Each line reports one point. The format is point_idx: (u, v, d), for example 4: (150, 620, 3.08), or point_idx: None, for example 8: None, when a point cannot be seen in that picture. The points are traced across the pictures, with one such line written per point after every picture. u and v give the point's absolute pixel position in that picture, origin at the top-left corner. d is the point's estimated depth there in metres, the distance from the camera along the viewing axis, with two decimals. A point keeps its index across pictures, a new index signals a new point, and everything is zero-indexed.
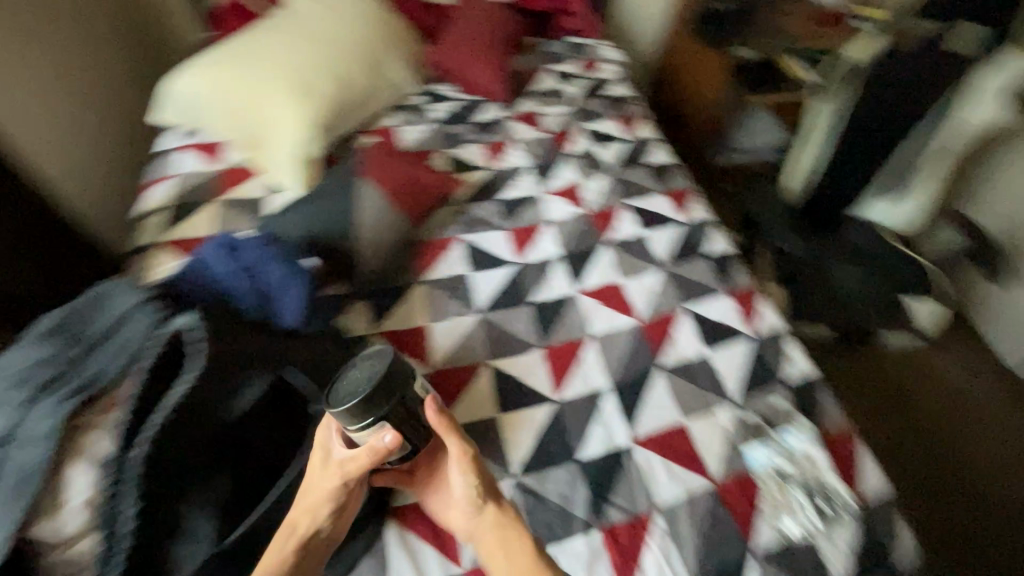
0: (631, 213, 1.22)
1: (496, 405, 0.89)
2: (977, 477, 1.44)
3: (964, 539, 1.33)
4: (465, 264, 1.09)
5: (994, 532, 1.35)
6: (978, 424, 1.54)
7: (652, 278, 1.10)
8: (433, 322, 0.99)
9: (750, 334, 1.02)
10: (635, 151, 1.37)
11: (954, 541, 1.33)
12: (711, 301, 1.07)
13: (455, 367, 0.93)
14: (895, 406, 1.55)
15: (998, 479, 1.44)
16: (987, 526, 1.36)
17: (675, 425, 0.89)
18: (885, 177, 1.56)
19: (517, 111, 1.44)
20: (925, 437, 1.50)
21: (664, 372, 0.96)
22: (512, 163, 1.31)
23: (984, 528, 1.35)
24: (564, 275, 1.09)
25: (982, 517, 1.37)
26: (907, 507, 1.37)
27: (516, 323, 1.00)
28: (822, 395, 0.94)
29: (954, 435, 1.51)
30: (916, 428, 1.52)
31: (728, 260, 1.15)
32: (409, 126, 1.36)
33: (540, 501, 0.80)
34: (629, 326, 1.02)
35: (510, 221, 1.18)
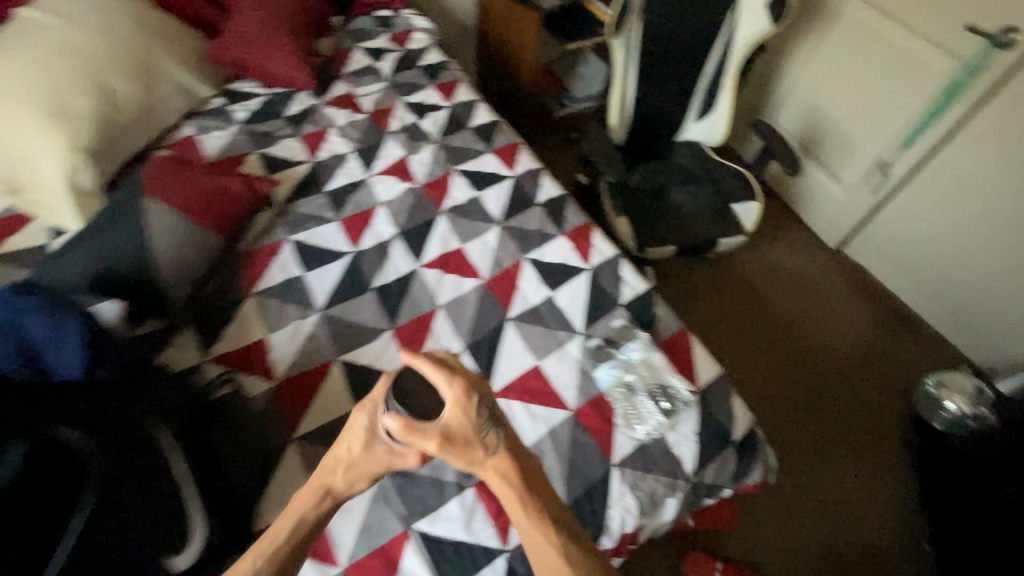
0: (463, 177, 1.23)
1: (352, 398, 0.87)
2: (790, 346, 1.77)
3: (787, 401, 1.65)
4: (298, 264, 1.03)
5: (807, 387, 1.68)
6: (786, 301, 1.87)
7: (492, 236, 1.12)
8: (270, 333, 0.93)
9: (588, 267, 1.08)
10: (458, 116, 1.37)
11: (780, 405, 1.64)
12: (548, 245, 1.11)
13: (304, 373, 0.89)
14: (722, 306, 1.82)
15: (806, 343, 1.78)
16: (802, 384, 1.68)
17: (531, 369, 0.93)
18: (695, 99, 1.73)
19: (330, 97, 1.38)
20: (749, 326, 1.79)
21: (514, 323, 0.99)
22: (333, 151, 1.26)
23: (800, 387, 1.68)
24: (403, 252, 1.08)
25: (797, 378, 1.70)
26: (744, 389, 1.66)
27: (361, 312, 0.98)
28: (656, 306, 1.03)
29: (770, 317, 1.82)
30: (741, 320, 1.80)
31: (559, 203, 1.20)
32: (210, 133, 1.24)
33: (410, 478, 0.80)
34: (476, 287, 1.04)
35: (340, 212, 1.14)
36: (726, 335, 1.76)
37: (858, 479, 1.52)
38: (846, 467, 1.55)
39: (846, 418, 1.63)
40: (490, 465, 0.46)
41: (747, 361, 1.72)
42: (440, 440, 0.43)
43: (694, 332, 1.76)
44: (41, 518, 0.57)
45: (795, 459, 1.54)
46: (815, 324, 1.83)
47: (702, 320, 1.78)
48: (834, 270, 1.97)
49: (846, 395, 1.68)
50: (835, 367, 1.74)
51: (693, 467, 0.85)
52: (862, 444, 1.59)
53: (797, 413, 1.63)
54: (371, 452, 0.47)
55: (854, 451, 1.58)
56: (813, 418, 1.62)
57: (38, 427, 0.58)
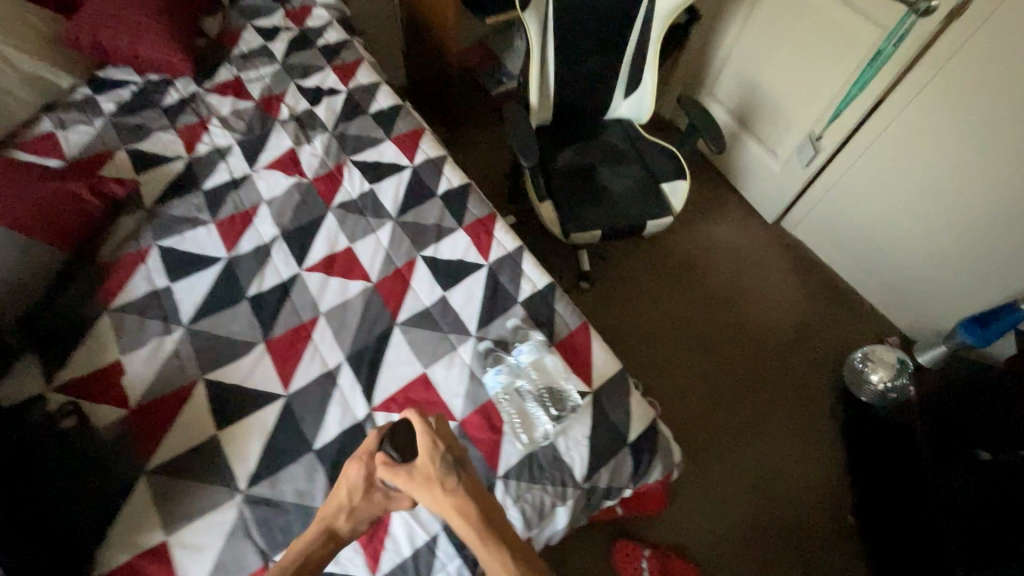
0: (356, 169, 1.14)
1: (215, 422, 0.80)
2: (701, 330, 1.70)
3: (698, 390, 1.58)
4: (164, 274, 0.94)
5: (718, 372, 1.62)
6: (695, 281, 1.79)
7: (385, 233, 1.04)
8: (125, 355, 0.85)
9: (486, 262, 1.02)
10: (356, 101, 1.27)
11: (691, 396, 1.57)
12: (445, 240, 1.04)
13: (162, 397, 0.81)
14: (630, 296, 1.73)
15: (716, 325, 1.71)
16: (712, 370, 1.62)
17: (417, 377, 0.87)
18: (622, 74, 1.66)
19: (214, 83, 1.26)
20: (659, 314, 1.71)
21: (403, 327, 0.92)
22: (214, 144, 1.15)
23: (711, 373, 1.62)
24: (285, 255, 0.99)
25: (708, 364, 1.63)
26: (654, 385, 1.58)
27: (233, 324, 0.90)
28: (557, 301, 0.98)
29: (679, 302, 1.74)
30: (649, 309, 1.72)
31: (461, 194, 1.12)
32: (72, 127, 1.12)
33: (273, 507, 0.74)
34: (363, 289, 0.96)
35: (216, 212, 1.04)
36: (635, 327, 1.68)
37: (777, 461, 1.48)
38: (761, 451, 1.50)
39: (758, 399, 1.58)
40: (446, 500, 0.57)
41: (657, 353, 1.64)
42: (413, 474, 0.60)
43: (603, 330, 1.67)
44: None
45: (709, 452, 1.48)
46: (725, 304, 1.76)
47: (631, 295, 1.72)
48: (746, 243, 1.90)
49: (759, 375, 1.63)
50: (745, 346, 1.68)
51: (583, 474, 0.82)
52: (781, 423, 1.55)
53: (709, 402, 1.56)
54: (370, 496, 0.63)
55: (772, 432, 1.53)
56: (725, 405, 1.57)
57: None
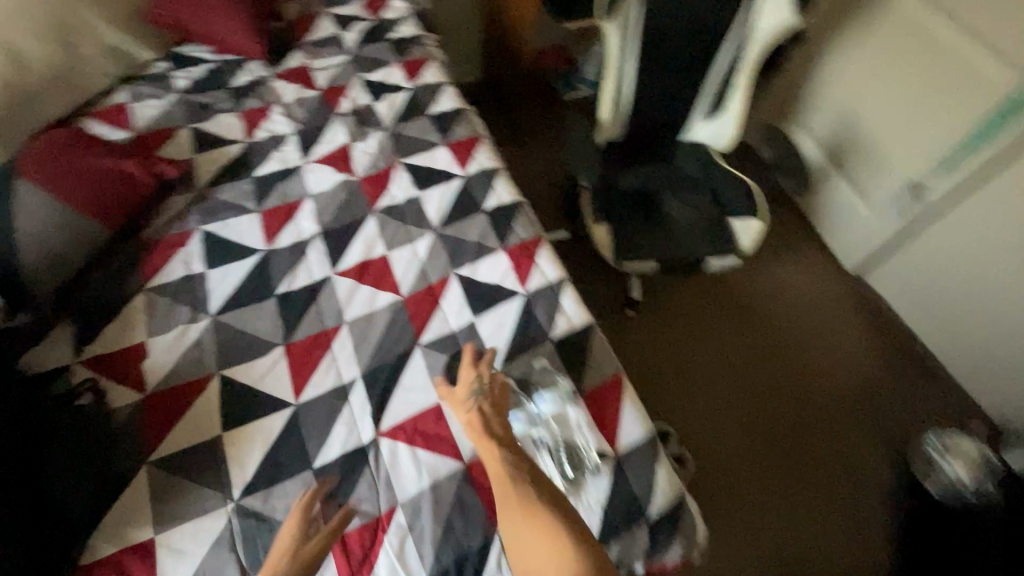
0: (406, 173, 1.10)
1: (221, 422, 0.79)
2: (740, 381, 1.52)
3: (727, 449, 1.42)
4: (202, 260, 0.94)
5: (754, 432, 1.44)
6: (741, 326, 1.62)
7: (423, 245, 1.00)
8: (150, 338, 0.85)
9: (523, 291, 0.95)
10: (417, 101, 1.23)
11: (719, 455, 1.40)
12: (483, 260, 0.99)
13: (177, 387, 0.81)
14: (665, 335, 1.58)
15: (758, 379, 1.53)
16: (749, 428, 1.44)
17: (430, 407, 0.82)
18: (704, 95, 1.54)
19: (283, 68, 1.25)
20: (695, 357, 1.55)
21: (424, 350, 0.88)
22: (272, 131, 1.15)
23: (746, 432, 1.44)
24: (320, 256, 0.97)
25: (743, 420, 1.46)
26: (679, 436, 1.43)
27: (257, 321, 0.88)
28: (592, 346, 0.90)
29: (720, 348, 1.58)
30: (685, 351, 1.56)
31: (509, 212, 1.06)
32: (145, 101, 1.15)
33: (261, 524, 0.71)
34: (390, 303, 0.92)
35: (262, 202, 1.03)
36: (667, 370, 1.53)
37: (826, 555, 1.28)
38: (789, 529, 1.32)
39: (796, 468, 1.40)
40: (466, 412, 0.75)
41: (686, 400, 1.49)
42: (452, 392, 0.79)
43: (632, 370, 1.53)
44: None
45: (732, 521, 1.31)
46: (774, 357, 1.57)
47: (675, 338, 1.58)
48: (806, 291, 1.71)
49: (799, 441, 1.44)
50: (791, 407, 1.49)
51: None
52: (836, 510, 1.34)
53: (739, 465, 1.39)
54: (310, 542, 0.65)
55: (824, 519, 1.33)
56: (758, 470, 1.39)
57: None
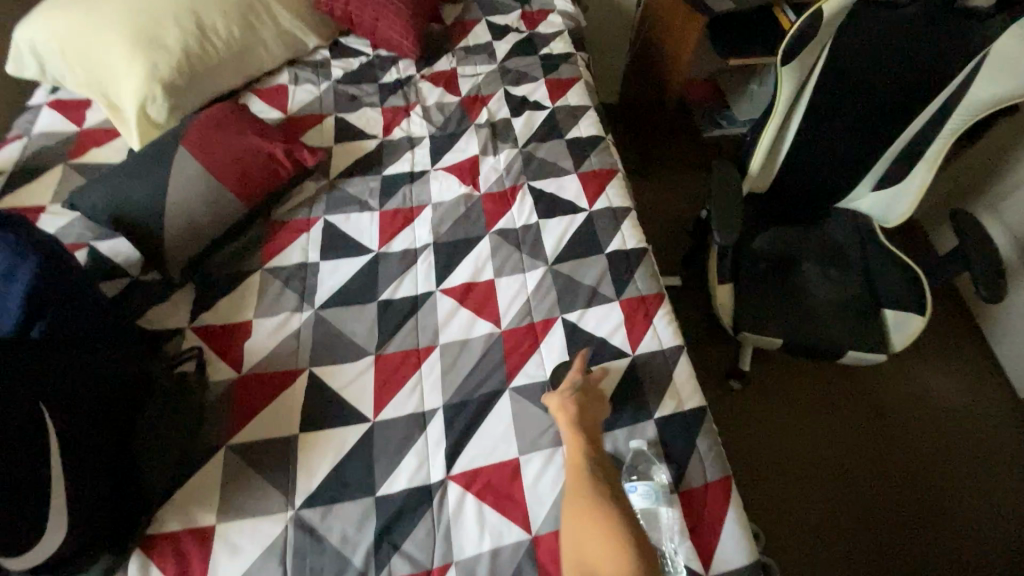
0: (530, 197, 1.04)
1: (301, 422, 0.77)
2: (870, 514, 1.23)
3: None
4: (319, 250, 0.95)
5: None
6: (882, 445, 1.32)
7: (533, 278, 0.93)
8: (257, 318, 0.86)
9: (632, 353, 0.85)
10: (556, 122, 1.17)
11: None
12: (594, 308, 0.89)
13: (269, 374, 0.81)
14: (783, 430, 1.33)
15: (893, 516, 1.23)
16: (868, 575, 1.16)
17: (507, 461, 0.75)
18: (878, 163, 1.28)
19: (431, 71, 1.25)
20: (813, 461, 1.30)
21: (513, 394, 0.81)
22: (408, 132, 1.14)
23: (851, 559, 1.17)
24: (428, 268, 0.94)
25: (864, 562, 1.17)
26: (775, 554, 1.18)
27: (356, 324, 0.87)
28: (700, 436, 0.78)
29: (850, 464, 1.29)
30: (806, 454, 1.30)
31: (632, 259, 0.96)
32: (302, 85, 1.21)
33: (314, 541, 0.68)
34: (487, 334, 0.87)
35: (384, 201, 1.03)
36: (779, 471, 1.28)
37: None
38: None
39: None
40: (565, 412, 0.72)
41: (789, 505, 1.24)
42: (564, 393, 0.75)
43: (735, 459, 1.30)
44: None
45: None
46: (919, 496, 1.26)
47: (780, 426, 1.34)
48: (969, 410, 1.37)
49: None
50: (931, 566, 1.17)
51: None
52: None
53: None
54: None
55: None
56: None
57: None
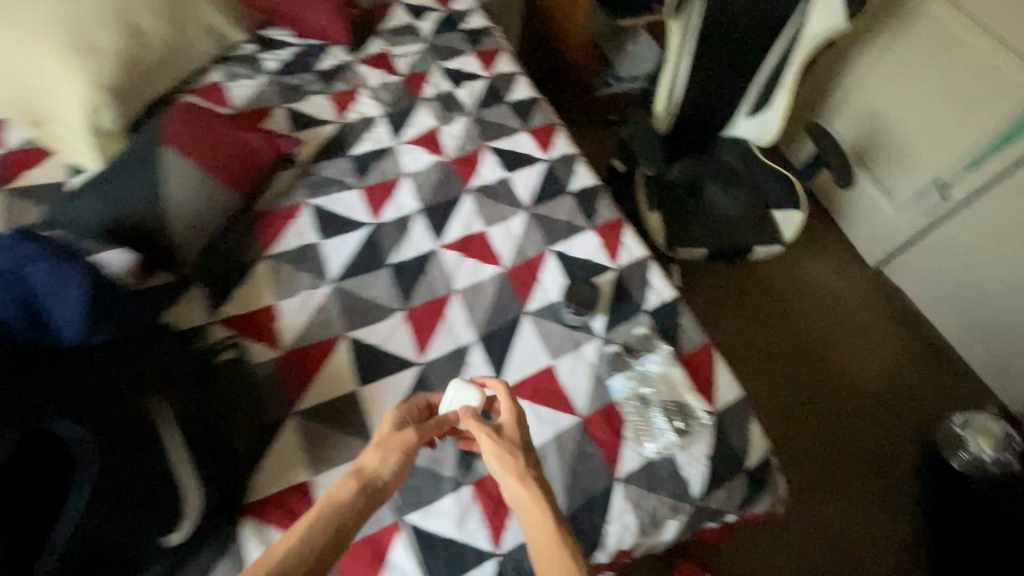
0: (494, 155, 1.16)
1: (355, 376, 0.85)
2: (820, 379, 1.65)
3: (811, 441, 1.54)
4: (315, 231, 1.00)
5: (834, 434, 1.56)
6: (825, 327, 1.74)
7: (517, 221, 1.07)
8: (279, 301, 0.90)
9: (614, 266, 1.03)
10: (495, 89, 1.29)
11: (805, 448, 1.53)
12: (576, 238, 1.05)
13: (308, 346, 0.87)
14: (751, 327, 1.71)
15: (841, 383, 1.64)
16: (828, 427, 1.56)
17: (544, 368, 0.89)
18: (750, 90, 1.61)
19: (364, 54, 1.31)
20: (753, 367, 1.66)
21: (532, 317, 0.95)
22: (362, 113, 1.20)
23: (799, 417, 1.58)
24: (424, 229, 1.03)
25: (818, 416, 1.58)
26: (772, 425, 1.56)
27: (374, 288, 0.94)
28: (682, 317, 0.98)
29: (801, 344, 1.70)
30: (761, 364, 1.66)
31: (592, 194, 1.14)
32: (238, 81, 1.20)
33: (406, 468, 0.77)
34: (494, 274, 0.99)
35: (362, 179, 1.09)
36: (757, 360, 1.66)
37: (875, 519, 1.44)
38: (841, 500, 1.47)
39: (866, 469, 1.51)
40: None
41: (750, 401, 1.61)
42: None
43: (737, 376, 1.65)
44: (25, 501, 0.56)
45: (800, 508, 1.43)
46: (860, 366, 1.69)
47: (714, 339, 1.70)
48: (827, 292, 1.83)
49: (836, 423, 1.58)
50: (869, 412, 1.61)
51: (700, 491, 0.81)
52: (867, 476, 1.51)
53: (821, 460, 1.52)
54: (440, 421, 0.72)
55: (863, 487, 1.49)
56: (829, 473, 1.50)
57: (34, 415, 0.58)
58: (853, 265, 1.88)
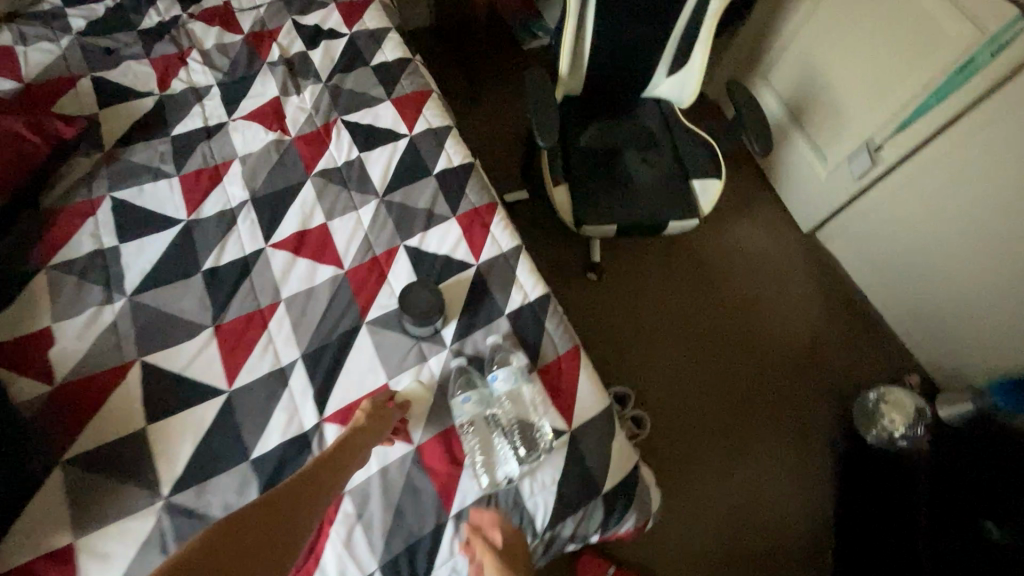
0: (347, 131, 1.00)
1: (144, 413, 0.72)
2: (704, 352, 1.46)
3: (693, 425, 1.36)
4: (114, 232, 0.84)
5: (734, 417, 1.38)
6: (740, 295, 1.55)
7: (367, 212, 0.92)
8: (58, 323, 0.76)
9: (475, 263, 0.89)
10: (358, 49, 1.11)
11: (684, 433, 1.35)
12: (434, 230, 0.92)
13: (91, 376, 0.73)
14: (626, 302, 1.50)
15: (740, 354, 1.47)
16: (721, 407, 1.39)
17: (377, 389, 0.78)
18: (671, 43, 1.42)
19: (201, 8, 1.11)
20: (630, 344, 1.45)
21: (370, 327, 0.82)
22: (190, 82, 1.02)
23: (678, 398, 1.39)
24: (252, 225, 0.88)
25: (720, 394, 1.41)
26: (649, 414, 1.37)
27: (181, 301, 0.80)
28: (548, 321, 0.86)
29: (684, 313, 1.51)
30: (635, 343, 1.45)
31: (460, 175, 0.98)
32: (33, 45, 0.99)
33: (195, 521, 0.66)
34: (331, 277, 0.85)
35: (181, 165, 0.92)
36: (659, 330, 1.48)
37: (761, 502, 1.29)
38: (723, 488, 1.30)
39: (763, 453, 1.35)
40: None
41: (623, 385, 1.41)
42: None
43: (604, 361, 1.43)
44: None
45: (681, 494, 1.27)
46: (778, 341, 1.50)
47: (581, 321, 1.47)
48: (715, 251, 1.61)
49: (719, 398, 1.40)
50: (777, 392, 1.43)
51: (544, 524, 0.73)
52: (753, 454, 1.34)
53: (699, 443, 1.34)
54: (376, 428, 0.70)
55: (750, 465, 1.33)
56: (715, 454, 1.33)
57: None
58: (750, 219, 1.68)
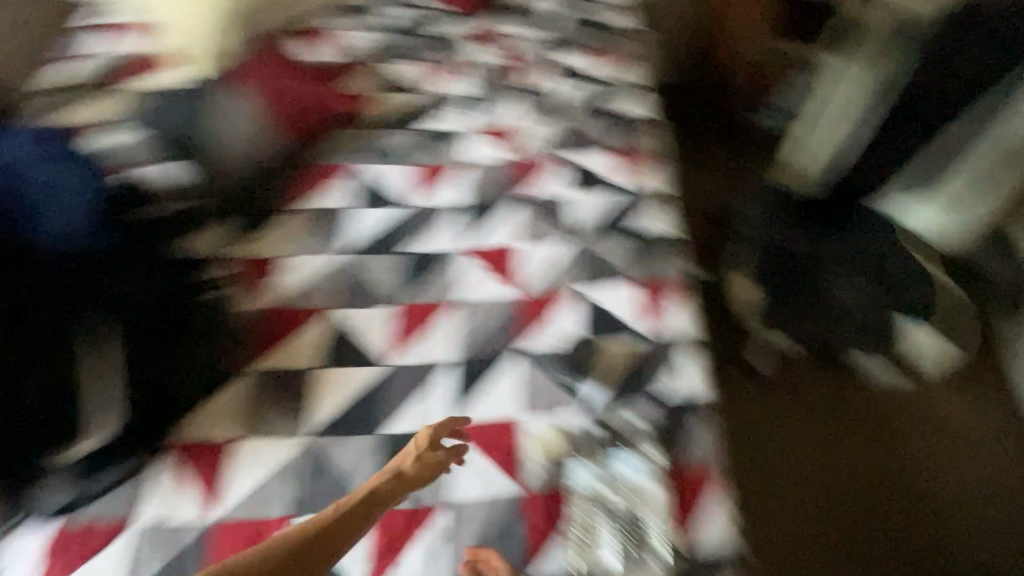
0: (560, 169, 1.08)
1: (325, 356, 0.83)
2: (859, 518, 1.25)
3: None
4: (350, 198, 1.00)
5: None
6: (924, 477, 1.31)
7: (553, 249, 0.98)
8: (288, 258, 0.92)
9: (638, 332, 0.89)
10: (596, 98, 1.21)
11: None
12: (608, 286, 0.94)
13: (295, 310, 0.87)
14: (785, 425, 1.36)
15: (904, 543, 1.23)
16: None
17: (506, 418, 0.80)
18: (915, 167, 1.28)
19: (477, 33, 1.27)
20: (773, 470, 1.30)
21: (520, 356, 0.85)
22: (446, 91, 1.16)
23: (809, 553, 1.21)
24: (456, 227, 0.98)
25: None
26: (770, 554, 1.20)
27: (379, 273, 0.92)
28: (694, 421, 0.80)
29: (847, 466, 1.32)
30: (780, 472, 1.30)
31: (650, 243, 1.00)
32: (347, 34, 1.23)
33: (321, 469, 0.74)
34: (502, 297, 0.91)
35: (417, 158, 1.06)
36: (813, 455, 1.33)
37: None
38: None
39: None
40: None
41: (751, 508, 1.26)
42: None
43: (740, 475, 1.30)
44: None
45: None
46: (951, 513, 1.27)
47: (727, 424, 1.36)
48: (909, 416, 1.40)
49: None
50: None
51: None
52: None
53: None
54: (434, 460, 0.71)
55: None
56: None
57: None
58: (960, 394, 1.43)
